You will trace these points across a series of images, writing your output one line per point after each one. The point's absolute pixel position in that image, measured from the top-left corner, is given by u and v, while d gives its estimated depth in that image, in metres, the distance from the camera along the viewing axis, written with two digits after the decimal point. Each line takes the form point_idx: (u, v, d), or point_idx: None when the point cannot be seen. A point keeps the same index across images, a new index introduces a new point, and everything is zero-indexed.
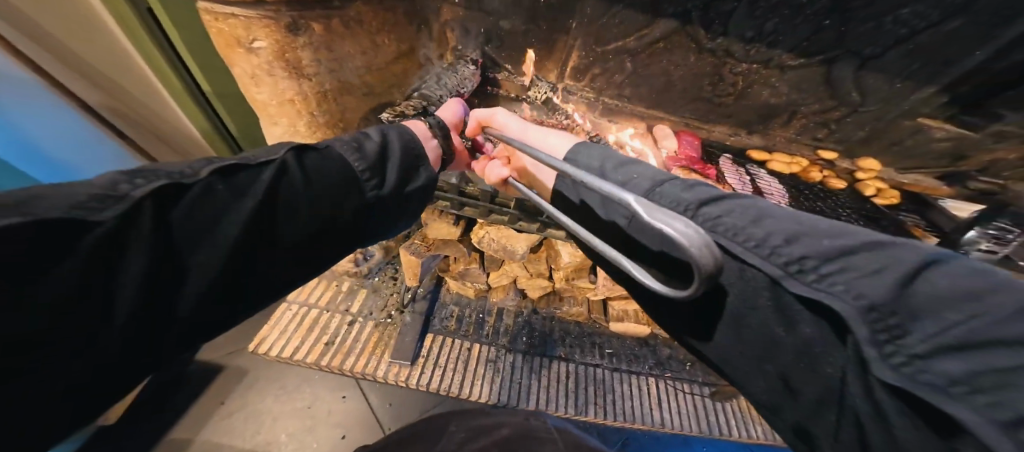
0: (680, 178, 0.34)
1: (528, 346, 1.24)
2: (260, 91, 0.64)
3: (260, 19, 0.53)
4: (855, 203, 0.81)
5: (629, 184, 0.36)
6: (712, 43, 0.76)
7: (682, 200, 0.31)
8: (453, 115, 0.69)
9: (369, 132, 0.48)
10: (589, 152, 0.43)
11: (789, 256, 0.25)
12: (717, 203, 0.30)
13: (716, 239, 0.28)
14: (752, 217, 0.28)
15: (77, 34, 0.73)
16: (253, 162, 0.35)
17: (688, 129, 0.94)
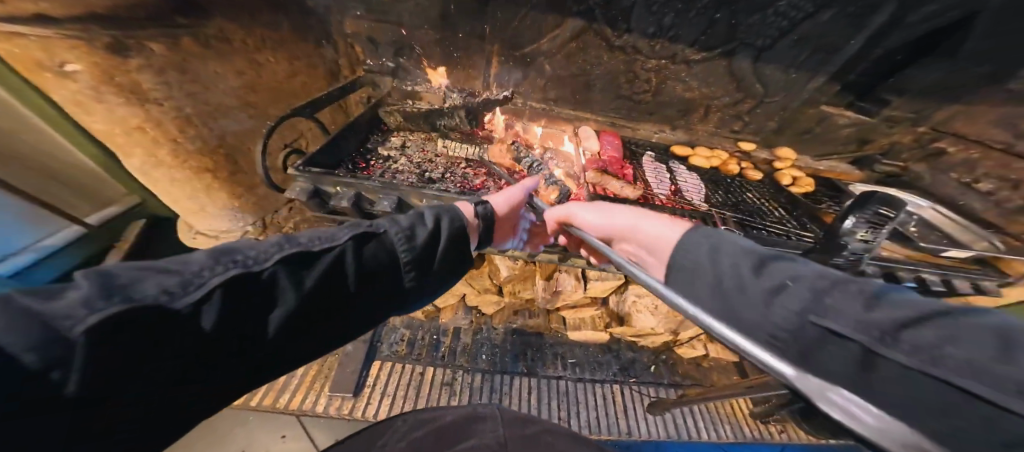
0: (856, 282, 0.22)
1: (488, 363, 1.18)
2: (96, 120, 0.56)
3: (63, 39, 0.47)
4: (769, 194, 0.81)
5: (778, 296, 0.23)
6: (619, 40, 0.73)
7: (871, 323, 0.19)
8: (510, 198, 0.55)
9: (423, 213, 0.39)
10: (705, 243, 0.29)
11: None
12: (937, 326, 0.18)
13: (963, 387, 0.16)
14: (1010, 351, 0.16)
15: None
16: (310, 242, 0.29)
17: (613, 129, 0.90)
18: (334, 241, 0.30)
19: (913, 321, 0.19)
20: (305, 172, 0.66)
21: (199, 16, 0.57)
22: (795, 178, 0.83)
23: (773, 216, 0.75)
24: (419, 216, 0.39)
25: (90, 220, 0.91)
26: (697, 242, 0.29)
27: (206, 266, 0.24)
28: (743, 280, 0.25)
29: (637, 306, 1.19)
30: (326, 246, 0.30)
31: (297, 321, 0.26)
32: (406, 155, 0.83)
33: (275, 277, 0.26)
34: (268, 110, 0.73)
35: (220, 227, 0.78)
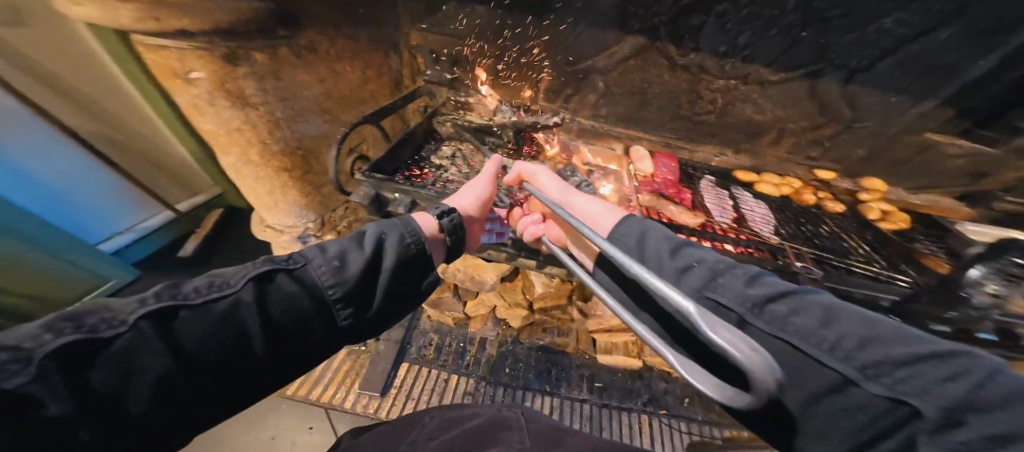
0: (740, 266, 0.29)
1: (510, 378, 1.14)
2: (207, 121, 0.64)
3: (193, 50, 0.54)
4: (856, 230, 0.73)
5: (683, 274, 0.30)
6: (683, 59, 0.70)
7: (746, 294, 0.26)
8: (477, 196, 0.57)
9: (363, 236, 0.38)
10: (639, 230, 0.37)
11: (866, 361, 0.20)
12: (784, 299, 0.25)
13: (788, 340, 0.23)
14: (820, 318, 0.23)
15: (76, 64, 0.77)
16: (196, 292, 0.26)
17: (668, 150, 0.86)
18: (233, 286, 0.28)
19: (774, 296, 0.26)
20: (370, 177, 0.69)
21: (297, 31, 0.64)
22: (886, 211, 0.75)
23: (858, 254, 0.66)
24: (359, 238, 0.37)
25: (182, 207, 1.09)
26: (630, 230, 0.37)
27: (26, 337, 0.19)
28: (665, 259, 0.32)
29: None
30: (214, 295, 0.27)
31: (181, 383, 0.23)
32: (456, 165, 0.87)
33: (141, 338, 0.22)
34: (340, 116, 0.81)
35: (288, 223, 0.85)
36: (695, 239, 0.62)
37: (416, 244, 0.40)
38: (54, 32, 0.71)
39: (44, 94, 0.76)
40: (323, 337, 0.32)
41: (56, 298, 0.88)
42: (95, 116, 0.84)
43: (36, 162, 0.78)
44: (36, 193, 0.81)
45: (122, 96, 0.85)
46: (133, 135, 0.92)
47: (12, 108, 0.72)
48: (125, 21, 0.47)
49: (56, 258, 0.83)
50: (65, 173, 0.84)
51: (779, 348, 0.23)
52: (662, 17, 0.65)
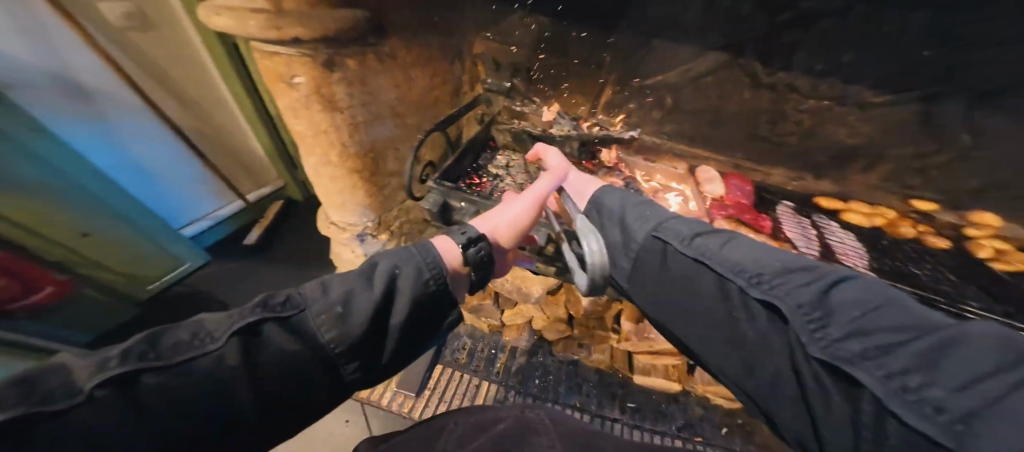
0: (682, 216, 0.42)
1: (540, 389, 1.11)
2: (299, 122, 0.68)
3: (300, 56, 0.58)
4: (966, 269, 0.65)
5: (639, 221, 0.43)
6: (770, 78, 0.66)
7: (682, 233, 0.39)
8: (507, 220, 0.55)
9: (373, 272, 0.34)
10: (616, 194, 0.49)
11: (754, 274, 0.32)
12: (709, 236, 0.38)
13: (707, 263, 0.35)
14: (732, 248, 0.35)
15: (182, 64, 0.87)
16: (176, 349, 0.24)
17: (737, 171, 0.82)
18: (215, 342, 0.25)
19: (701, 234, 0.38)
20: (440, 185, 0.72)
21: (381, 39, 0.66)
22: (1001, 250, 0.67)
23: (969, 294, 0.61)
24: (368, 276, 0.33)
25: (252, 197, 1.19)
26: (610, 197, 0.49)
27: None
28: (633, 213, 0.44)
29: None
30: (191, 353, 0.24)
31: None
32: (512, 175, 0.87)
33: (103, 408, 0.19)
34: (406, 120, 0.83)
35: (351, 221, 0.89)
36: None
37: (436, 279, 0.35)
38: (169, 34, 0.82)
39: (160, 90, 0.88)
40: (327, 385, 0.29)
41: (148, 276, 0.98)
42: (190, 110, 0.94)
43: (140, 145, 0.90)
44: (137, 175, 0.93)
45: (216, 94, 0.96)
46: (218, 128, 1.02)
47: (124, 98, 0.82)
48: (254, 31, 0.52)
49: (144, 237, 0.91)
50: (158, 157, 0.94)
51: (701, 269, 0.36)
52: (750, 35, 0.61)
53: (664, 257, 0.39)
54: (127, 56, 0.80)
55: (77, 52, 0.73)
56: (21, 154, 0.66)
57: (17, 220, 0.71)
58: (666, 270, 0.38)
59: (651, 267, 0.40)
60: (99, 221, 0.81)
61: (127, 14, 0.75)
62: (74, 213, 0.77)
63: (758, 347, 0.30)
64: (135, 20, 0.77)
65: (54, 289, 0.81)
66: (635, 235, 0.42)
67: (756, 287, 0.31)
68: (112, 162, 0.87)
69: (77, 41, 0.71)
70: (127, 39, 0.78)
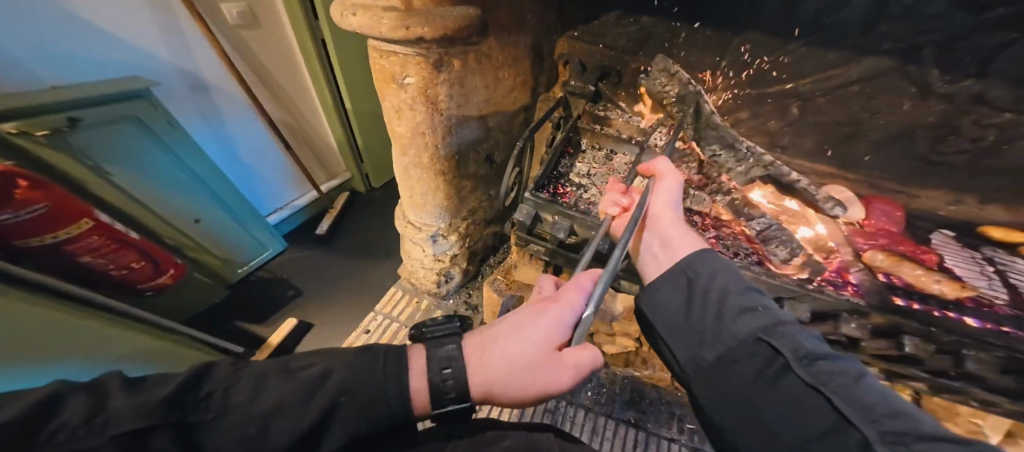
0: (799, 323, 0.29)
1: (592, 401, 1.06)
2: (400, 123, 0.69)
3: (414, 56, 0.57)
4: None
5: (740, 310, 0.30)
6: (949, 87, 0.56)
7: (800, 345, 0.26)
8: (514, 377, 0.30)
9: (318, 387, 0.25)
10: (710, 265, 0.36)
11: (888, 426, 0.20)
12: (833, 362, 0.25)
13: (814, 381, 0.24)
14: (857, 382, 0.24)
15: (279, 61, 1.02)
16: (53, 436, 0.19)
17: (879, 194, 0.74)
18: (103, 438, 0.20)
19: (822, 354, 0.26)
20: (535, 197, 0.74)
21: (484, 38, 0.65)
22: None
23: None
24: (311, 388, 0.25)
25: (324, 188, 1.34)
26: (713, 271, 0.35)
27: None
28: (728, 291, 0.32)
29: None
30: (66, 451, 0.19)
31: None
32: (595, 185, 0.82)
33: None
34: (489, 121, 0.82)
35: (426, 222, 0.91)
36: (953, 315, 0.56)
37: (386, 420, 0.26)
38: (270, 34, 0.96)
39: (258, 85, 1.01)
40: None
41: (235, 261, 1.12)
42: (279, 102, 1.08)
43: (236, 130, 1.04)
44: (235, 162, 1.08)
45: (300, 87, 1.11)
46: (301, 118, 1.16)
47: (230, 89, 0.97)
48: (384, 29, 0.50)
49: (229, 219, 1.02)
50: (256, 144, 1.10)
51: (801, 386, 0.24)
52: (933, 36, 0.53)
53: (762, 361, 0.26)
54: (238, 53, 0.93)
55: (201, 53, 0.88)
56: (161, 148, 0.81)
57: (148, 205, 0.85)
58: (757, 377, 0.26)
59: (731, 362, 0.28)
60: (206, 208, 0.96)
61: (241, 13, 0.87)
62: (187, 201, 0.91)
63: (779, 398, 0.24)
64: (246, 18, 0.89)
65: (174, 272, 0.96)
66: (729, 322, 0.30)
67: (888, 444, 0.19)
68: (214, 146, 1.02)
69: (201, 41, 0.87)
70: (238, 37, 0.91)
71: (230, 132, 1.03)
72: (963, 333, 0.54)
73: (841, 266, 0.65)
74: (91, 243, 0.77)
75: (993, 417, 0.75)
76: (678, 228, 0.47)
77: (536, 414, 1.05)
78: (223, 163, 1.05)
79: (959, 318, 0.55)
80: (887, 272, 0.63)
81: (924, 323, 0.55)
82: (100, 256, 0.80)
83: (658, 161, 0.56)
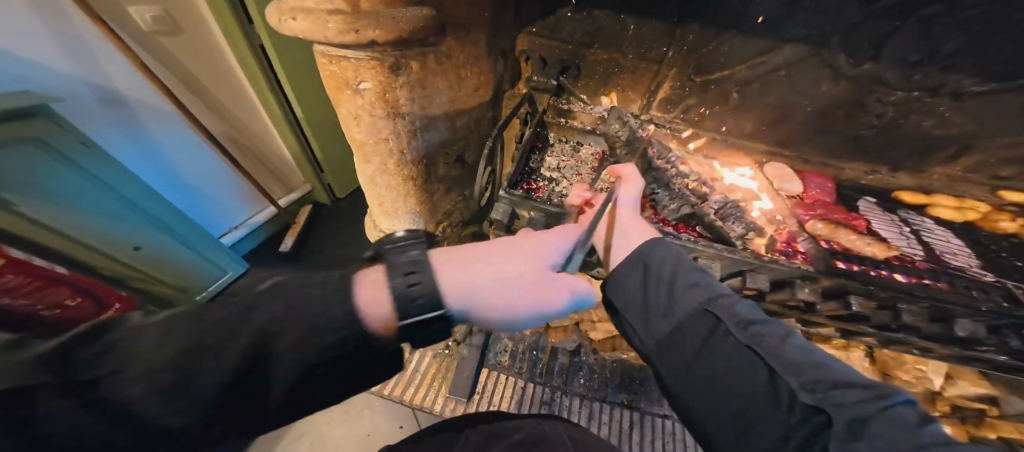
0: (735, 294, 0.37)
1: (585, 388, 1.09)
2: (359, 130, 0.67)
3: (368, 60, 0.55)
4: None
5: (688, 286, 0.37)
6: (854, 70, 0.66)
7: (736, 313, 0.34)
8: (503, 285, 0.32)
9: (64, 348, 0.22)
10: (660, 246, 0.44)
11: (809, 376, 0.27)
12: (763, 325, 0.33)
13: (751, 345, 0.31)
14: (784, 341, 0.31)
15: (212, 71, 0.95)
16: None
17: (813, 167, 0.85)
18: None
19: (755, 319, 0.33)
20: (510, 195, 0.74)
21: (441, 38, 0.64)
22: None
23: None
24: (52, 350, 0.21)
25: (283, 203, 1.31)
26: (664, 253, 0.43)
27: None
28: (678, 271, 0.40)
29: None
30: None
31: None
32: (567, 178, 0.86)
33: None
34: (456, 121, 0.82)
35: (400, 229, 0.90)
36: (884, 272, 0.64)
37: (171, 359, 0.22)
38: (198, 41, 0.89)
39: (186, 94, 0.93)
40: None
41: (192, 288, 1.05)
42: (217, 114, 1.01)
43: (168, 146, 0.96)
44: (174, 181, 1.02)
45: (240, 97, 1.04)
46: (244, 129, 1.10)
47: (157, 103, 0.89)
48: (330, 33, 0.48)
49: (177, 244, 0.96)
50: (194, 159, 1.03)
51: (740, 347, 0.31)
52: (838, 26, 0.61)
53: (706, 327, 0.33)
54: (156, 60, 0.85)
55: (109, 63, 0.79)
56: (88, 176, 0.73)
57: (79, 239, 0.77)
58: (702, 340, 0.33)
59: (683, 329, 0.34)
60: (151, 238, 0.90)
61: (157, 18, 0.79)
62: (129, 231, 0.85)
63: (721, 352, 0.31)
64: (164, 23, 0.81)
65: (120, 306, 0.94)
66: (680, 297, 0.37)
67: (810, 393, 0.26)
68: (146, 165, 0.95)
69: (110, 50, 0.77)
70: (155, 44, 0.82)
71: (160, 149, 0.95)
72: (896, 289, 0.61)
73: (790, 237, 0.71)
74: (7, 282, 0.71)
75: (931, 362, 0.90)
76: (637, 223, 0.53)
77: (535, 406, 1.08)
78: (157, 183, 0.98)
79: (892, 276, 0.62)
80: (828, 239, 0.69)
81: (863, 282, 0.62)
82: (20, 296, 0.74)
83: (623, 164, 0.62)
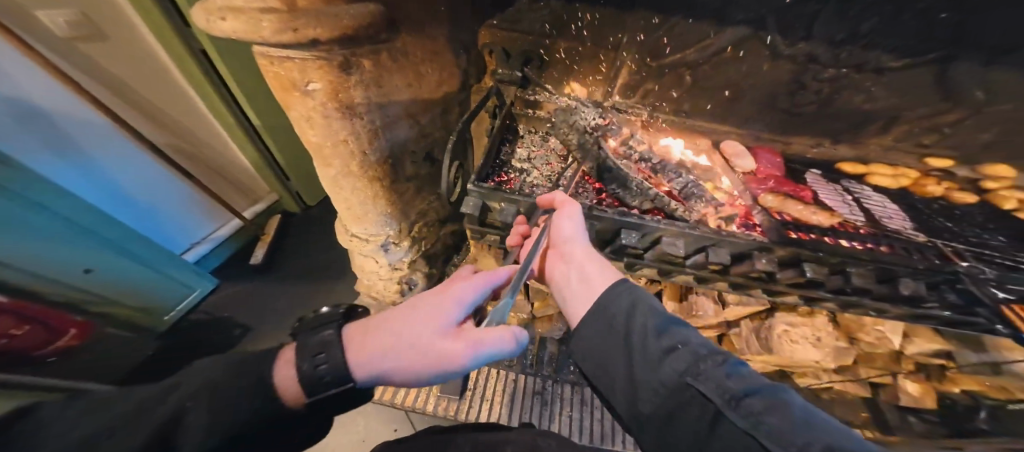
0: (721, 356, 0.37)
1: (575, 375, 1.17)
2: (314, 133, 0.65)
3: (314, 60, 0.54)
4: (985, 218, 0.77)
5: (669, 355, 0.38)
6: (790, 50, 0.71)
7: (723, 385, 0.33)
8: (404, 352, 0.37)
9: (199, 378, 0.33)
10: (628, 301, 0.45)
11: None
12: (756, 395, 0.32)
13: (749, 430, 0.30)
14: (783, 415, 0.30)
15: (149, 79, 0.90)
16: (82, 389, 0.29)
17: (761, 143, 0.91)
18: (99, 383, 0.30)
19: (746, 389, 0.33)
20: (479, 188, 0.75)
21: (395, 34, 0.63)
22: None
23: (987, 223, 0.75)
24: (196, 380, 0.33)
25: (249, 215, 1.30)
26: (631, 308, 0.44)
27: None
28: (656, 337, 0.40)
29: (792, 337, 0.94)
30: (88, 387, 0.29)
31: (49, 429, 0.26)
32: (536, 167, 0.87)
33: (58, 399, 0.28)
34: (420, 119, 0.82)
35: (373, 232, 0.89)
36: (830, 239, 0.68)
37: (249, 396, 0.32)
38: (130, 50, 0.83)
39: (121, 104, 0.89)
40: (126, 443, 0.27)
41: (151, 304, 1.05)
42: (160, 124, 0.97)
43: (109, 162, 0.91)
44: (117, 197, 0.97)
45: (186, 105, 0.99)
46: (191, 138, 1.05)
47: (92, 119, 0.84)
48: (266, 33, 0.46)
49: (129, 261, 0.93)
50: (138, 174, 0.98)
51: (739, 434, 0.31)
52: (773, 9, 0.65)
53: (696, 407, 0.34)
54: (80, 70, 0.79)
55: (27, 78, 0.71)
56: (23, 201, 0.69)
57: (17, 267, 0.73)
58: (697, 426, 0.34)
59: (678, 415, 0.35)
60: (101, 258, 0.87)
61: (74, 23, 0.72)
62: (75, 254, 0.82)
63: (718, 439, 0.32)
64: (83, 29, 0.74)
65: (77, 332, 0.87)
66: (664, 372, 0.37)
67: None
68: (86, 185, 0.90)
69: (27, 64, 0.70)
70: (76, 51, 0.76)
71: (99, 165, 0.90)
72: (842, 254, 0.65)
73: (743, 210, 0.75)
74: None
75: (892, 323, 0.96)
76: (592, 261, 0.54)
77: (529, 397, 1.13)
78: (98, 201, 0.93)
79: (839, 242, 0.66)
80: (780, 211, 0.73)
81: (814, 250, 0.65)
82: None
83: (558, 192, 0.65)
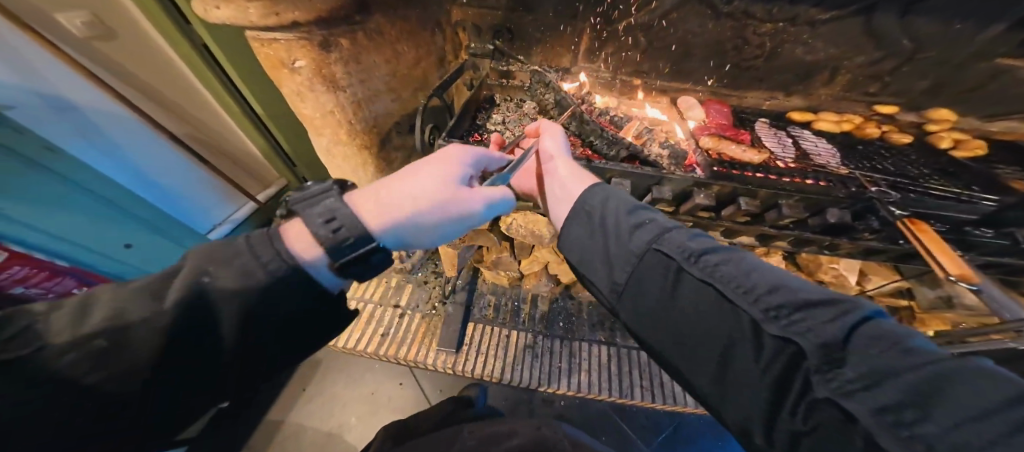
0: (683, 228, 0.42)
1: (565, 331, 1.28)
2: (305, 106, 0.76)
3: (297, 40, 0.63)
4: (921, 158, 0.84)
5: (641, 229, 0.43)
6: (728, 7, 0.77)
7: (688, 247, 0.39)
8: (432, 206, 0.46)
9: None
10: (603, 194, 0.50)
11: (770, 303, 0.32)
12: (714, 254, 0.38)
13: (715, 282, 0.36)
14: (742, 269, 0.36)
15: (162, 76, 1.01)
16: None
17: (717, 98, 0.97)
18: None
19: (706, 249, 0.39)
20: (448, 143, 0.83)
21: (368, 15, 0.71)
22: (959, 141, 0.85)
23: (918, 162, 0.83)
24: None
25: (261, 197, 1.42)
26: (606, 197, 0.49)
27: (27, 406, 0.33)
28: (630, 219, 0.45)
29: None
30: None
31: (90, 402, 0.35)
32: (509, 129, 0.95)
33: None
34: (402, 95, 0.90)
35: None
36: (760, 173, 0.76)
37: None
38: (141, 49, 0.94)
39: (139, 98, 1.00)
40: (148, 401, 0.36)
41: None
42: (175, 114, 1.09)
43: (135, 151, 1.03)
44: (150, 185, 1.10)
45: (195, 98, 1.10)
46: (203, 126, 1.17)
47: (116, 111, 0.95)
48: (254, 18, 0.57)
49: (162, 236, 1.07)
50: (162, 162, 1.10)
51: (705, 286, 0.36)
52: None
53: (664, 269, 0.39)
54: (99, 65, 0.90)
55: (55, 75, 0.82)
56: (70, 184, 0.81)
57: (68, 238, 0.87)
58: (664, 283, 0.39)
59: (649, 279, 0.40)
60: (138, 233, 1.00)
61: (87, 23, 0.82)
62: (117, 229, 0.95)
63: (683, 291, 0.37)
64: (96, 28, 0.84)
65: None
66: (637, 245, 0.41)
67: (778, 323, 0.31)
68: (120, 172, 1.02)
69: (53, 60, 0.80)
70: (94, 49, 0.87)
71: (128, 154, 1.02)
72: (769, 187, 0.74)
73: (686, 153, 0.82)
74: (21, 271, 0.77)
75: (845, 261, 1.03)
76: (569, 168, 0.63)
77: (522, 356, 1.22)
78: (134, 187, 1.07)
79: (769, 175, 0.75)
80: (717, 151, 0.81)
81: (743, 183, 0.74)
82: (34, 286, 0.81)
83: (539, 120, 0.76)
